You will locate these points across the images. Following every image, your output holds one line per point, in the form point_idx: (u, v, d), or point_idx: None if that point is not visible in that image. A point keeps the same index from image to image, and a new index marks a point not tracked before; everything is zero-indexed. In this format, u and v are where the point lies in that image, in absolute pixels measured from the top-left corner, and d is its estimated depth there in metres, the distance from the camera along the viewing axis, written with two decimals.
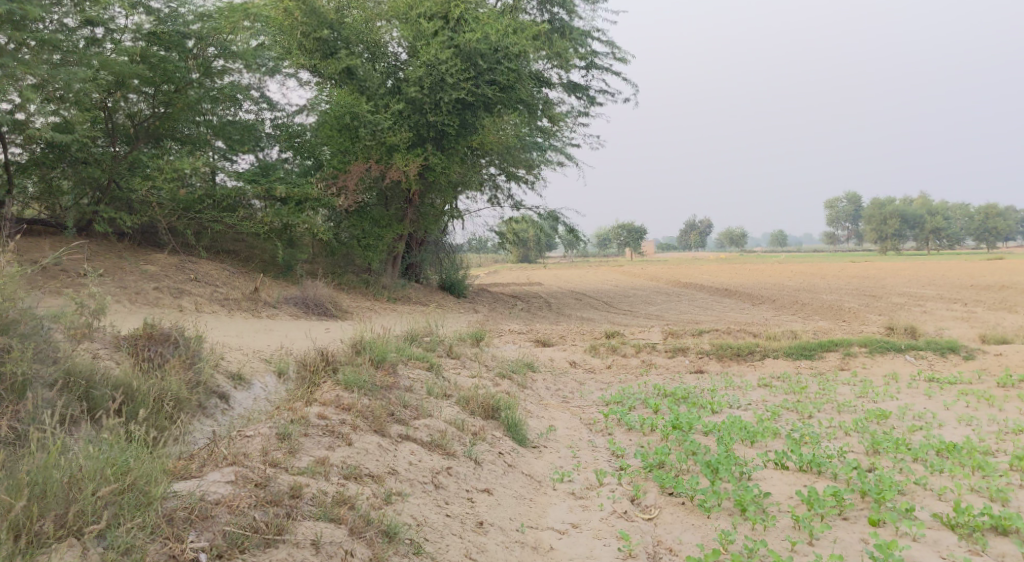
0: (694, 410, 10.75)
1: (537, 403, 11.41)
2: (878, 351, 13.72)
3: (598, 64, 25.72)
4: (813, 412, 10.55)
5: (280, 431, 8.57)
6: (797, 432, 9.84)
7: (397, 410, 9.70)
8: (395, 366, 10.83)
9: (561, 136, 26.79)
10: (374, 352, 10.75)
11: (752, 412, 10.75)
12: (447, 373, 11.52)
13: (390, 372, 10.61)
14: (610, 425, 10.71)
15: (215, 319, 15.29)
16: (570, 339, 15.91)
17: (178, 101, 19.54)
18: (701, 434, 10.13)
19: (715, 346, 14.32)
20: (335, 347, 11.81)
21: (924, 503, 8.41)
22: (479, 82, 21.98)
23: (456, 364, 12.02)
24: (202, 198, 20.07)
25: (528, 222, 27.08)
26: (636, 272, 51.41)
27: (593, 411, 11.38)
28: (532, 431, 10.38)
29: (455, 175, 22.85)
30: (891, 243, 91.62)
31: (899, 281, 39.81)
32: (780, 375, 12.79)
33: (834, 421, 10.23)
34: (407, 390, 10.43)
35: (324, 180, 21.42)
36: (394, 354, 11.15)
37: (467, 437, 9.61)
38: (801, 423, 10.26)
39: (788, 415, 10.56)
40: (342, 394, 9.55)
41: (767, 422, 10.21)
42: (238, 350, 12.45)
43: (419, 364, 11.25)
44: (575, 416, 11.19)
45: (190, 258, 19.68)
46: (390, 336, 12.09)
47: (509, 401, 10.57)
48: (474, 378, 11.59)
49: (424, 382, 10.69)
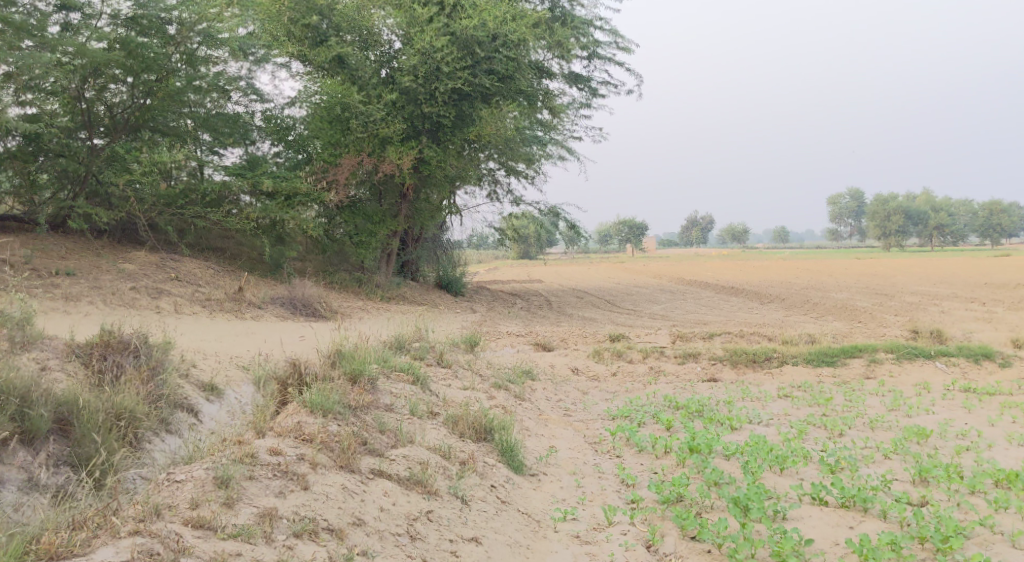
0: (713, 428, 9.77)
1: (536, 419, 10.42)
2: (906, 358, 12.72)
3: (601, 54, 24.70)
4: (844, 429, 9.56)
5: (220, 474, 7.55)
6: (834, 455, 8.84)
7: (371, 438, 8.71)
8: (376, 380, 9.83)
9: (562, 129, 25.78)
10: (351, 366, 9.75)
11: (773, 429, 9.77)
12: (436, 385, 10.52)
13: (369, 389, 9.61)
14: (618, 446, 9.72)
15: (191, 322, 14.31)
16: (573, 342, 14.92)
17: (159, 92, 18.50)
18: (723, 459, 9.13)
19: (729, 351, 13.31)
20: (315, 356, 10.84)
21: (996, 551, 7.41)
22: (476, 71, 20.95)
23: (447, 373, 11.04)
24: (184, 194, 19.10)
25: (529, 217, 26.10)
26: (639, 269, 50.33)
27: (600, 427, 10.38)
28: (530, 455, 9.38)
29: (451, 169, 21.85)
30: (895, 239, 90.43)
31: (909, 278, 38.73)
32: (800, 385, 11.77)
33: (869, 441, 9.24)
34: (387, 411, 9.44)
35: (314, 174, 20.42)
36: (374, 366, 10.16)
37: (451, 469, 8.63)
38: (832, 442, 9.28)
39: (816, 433, 9.57)
40: (305, 422, 8.55)
41: (794, 442, 9.22)
42: (213, 357, 11.51)
43: (403, 377, 10.25)
44: (579, 433, 10.19)
45: (172, 255, 18.69)
46: (374, 344, 11.10)
47: (504, 421, 9.57)
48: (466, 391, 10.60)
49: (407, 400, 9.69)
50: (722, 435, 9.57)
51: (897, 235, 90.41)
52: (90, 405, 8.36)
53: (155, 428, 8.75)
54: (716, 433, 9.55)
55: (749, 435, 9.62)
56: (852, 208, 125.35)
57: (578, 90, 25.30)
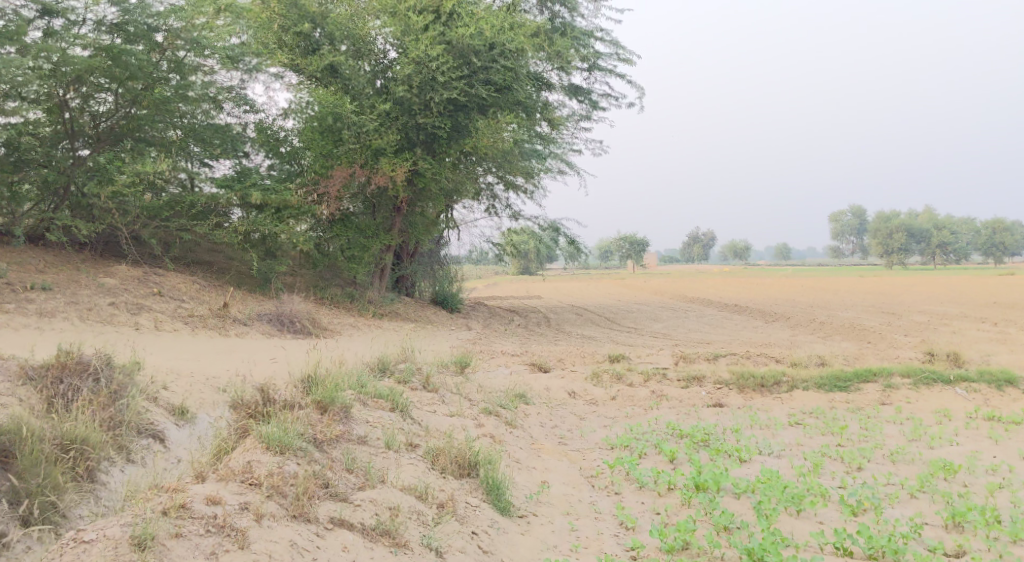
0: (720, 461, 9.07)
1: (527, 449, 9.71)
2: (923, 383, 12.02)
3: (601, 65, 24.10)
4: (863, 463, 8.86)
5: (137, 532, 6.83)
6: (857, 495, 8.13)
7: (335, 479, 8.02)
8: (350, 409, 9.13)
9: (562, 142, 25.14)
10: (321, 394, 9.06)
11: (785, 463, 9.07)
12: (419, 412, 9.82)
13: (340, 420, 8.93)
14: (617, 482, 9.02)
15: (170, 341, 13.63)
16: (571, 362, 14.21)
17: (145, 100, 17.69)
18: (733, 499, 8.43)
19: (735, 374, 12.58)
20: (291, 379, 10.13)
21: None
22: (472, 81, 20.32)
23: (433, 398, 10.34)
24: (169, 204, 18.43)
25: (528, 233, 25.44)
26: (640, 285, 49.70)
27: (597, 459, 9.67)
28: (519, 493, 8.67)
29: (447, 182, 21.22)
30: (897, 257, 89.81)
31: (914, 297, 38.10)
32: (811, 411, 11.07)
33: (892, 478, 8.54)
34: (360, 444, 8.74)
35: (304, 186, 19.78)
36: (347, 394, 9.46)
37: (426, 514, 7.92)
38: (851, 479, 8.57)
39: (833, 467, 8.86)
40: (256, 464, 7.85)
41: (810, 478, 8.52)
42: (188, 377, 10.84)
43: (380, 405, 9.56)
44: (574, 465, 9.48)
45: (156, 269, 17.98)
46: (352, 368, 10.40)
47: (490, 455, 8.87)
48: (451, 418, 9.89)
49: (384, 431, 9.02)
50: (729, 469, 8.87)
51: (900, 252, 89.71)
52: (35, 433, 7.76)
53: (113, 456, 8.13)
54: (724, 469, 8.85)
55: (758, 470, 8.92)
56: (854, 226, 124.76)
57: (578, 103, 24.68)
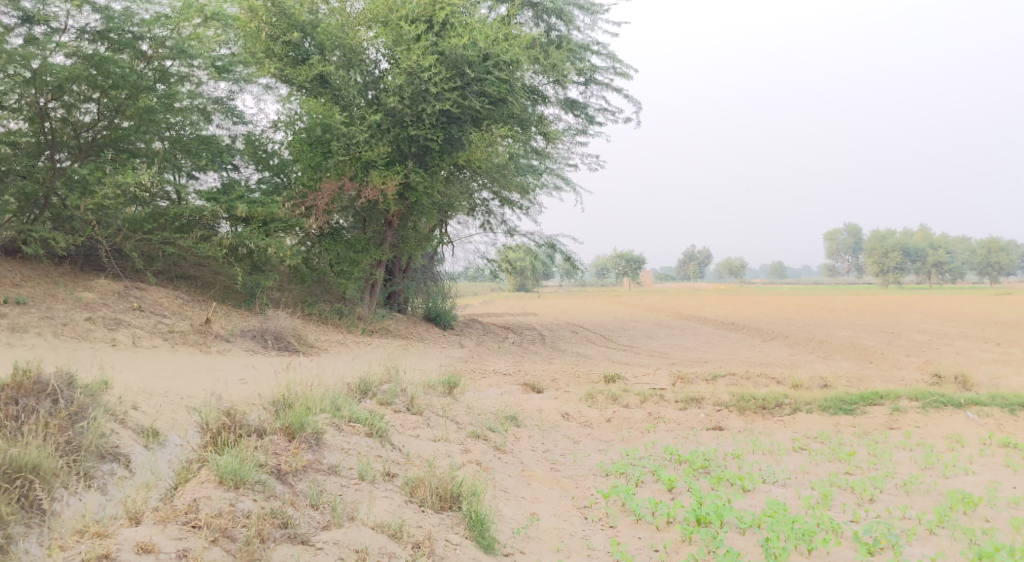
0: (723, 492, 8.54)
1: (517, 476, 9.17)
2: (933, 407, 11.51)
3: (598, 79, 23.67)
4: (876, 494, 8.33)
5: None
6: (874, 532, 7.59)
7: (297, 517, 7.61)
8: (322, 435, 8.65)
9: (557, 157, 24.67)
10: (289, 419, 8.57)
11: (792, 493, 8.53)
12: (400, 437, 9.29)
13: (309, 449, 8.45)
14: (613, 513, 8.48)
15: (147, 360, 13.13)
16: (564, 382, 13.67)
17: (129, 110, 17.00)
18: (739, 535, 7.90)
19: (736, 396, 12.06)
20: (265, 400, 9.60)
21: None
22: (466, 93, 19.86)
23: (417, 421, 9.80)
24: (151, 217, 17.73)
25: (523, 249, 24.92)
26: (636, 302, 49.33)
27: (590, 486, 9.14)
28: (506, 527, 8.14)
29: (439, 196, 20.69)
30: (892, 276, 89.43)
31: (913, 317, 37.59)
32: (816, 436, 10.54)
33: (908, 511, 8.02)
34: (331, 474, 8.29)
35: (292, 200, 19.28)
36: (320, 418, 8.97)
37: (398, 556, 7.46)
38: (864, 512, 8.04)
39: (843, 497, 8.33)
40: (206, 501, 7.51)
41: (820, 512, 7.99)
42: (160, 397, 10.37)
43: (357, 430, 9.05)
44: (566, 494, 8.94)
45: (137, 283, 17.41)
46: (331, 389, 9.88)
47: (475, 487, 8.38)
48: (434, 443, 9.38)
49: (359, 459, 8.54)
50: (732, 501, 8.34)
51: (896, 271, 89.37)
52: None
53: (69, 482, 7.74)
54: (727, 500, 8.31)
55: (764, 502, 8.38)
56: (849, 245, 124.53)
57: (574, 117, 24.23)
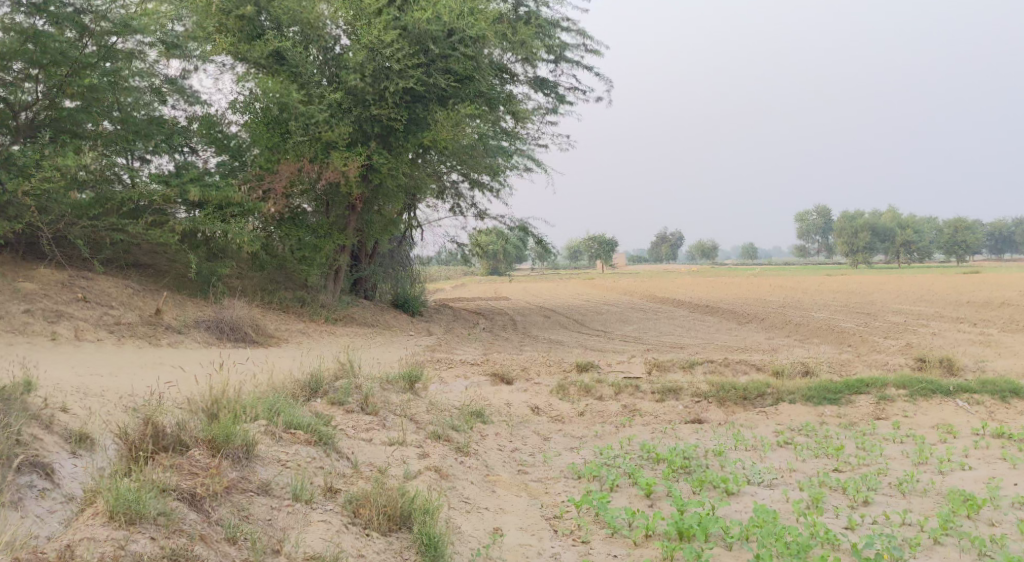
0: (705, 498, 7.91)
1: (480, 484, 8.52)
2: (921, 394, 10.93)
3: (568, 57, 22.87)
4: (870, 496, 7.74)
5: None
6: (875, 543, 6.99)
7: (209, 555, 6.87)
8: (253, 447, 8.00)
9: (527, 137, 23.88)
10: (212, 432, 7.90)
11: (779, 497, 7.92)
12: (351, 446, 8.64)
13: (235, 465, 7.79)
14: (586, 525, 7.83)
15: (89, 357, 12.40)
16: (534, 371, 12.99)
17: (70, 87, 16.10)
18: (725, 550, 7.28)
19: (715, 385, 11.42)
20: (203, 399, 8.94)
21: None
22: (430, 70, 19.04)
23: (372, 422, 9.18)
24: (98, 202, 16.71)
25: (493, 232, 24.15)
26: (609, 286, 48.84)
27: (561, 493, 8.49)
28: (462, 548, 7.50)
29: (405, 178, 19.80)
30: (863, 256, 89.54)
31: (887, 297, 37.35)
32: (800, 429, 9.95)
33: (908, 516, 7.43)
34: (262, 494, 7.64)
35: (248, 182, 18.38)
36: (252, 427, 8.30)
37: None
38: (859, 518, 7.45)
39: (835, 501, 7.74)
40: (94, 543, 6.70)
41: (813, 519, 7.38)
42: (97, 401, 9.66)
43: (299, 438, 8.45)
44: (535, 502, 8.32)
45: (84, 272, 16.51)
46: (274, 390, 9.22)
47: (429, 504, 7.75)
48: (389, 449, 8.74)
49: (295, 476, 7.89)
50: (717, 508, 7.72)
51: (866, 251, 89.61)
52: None
53: None
54: (710, 507, 7.69)
55: (752, 510, 7.75)
56: (820, 226, 124.88)
57: (544, 96, 23.45)
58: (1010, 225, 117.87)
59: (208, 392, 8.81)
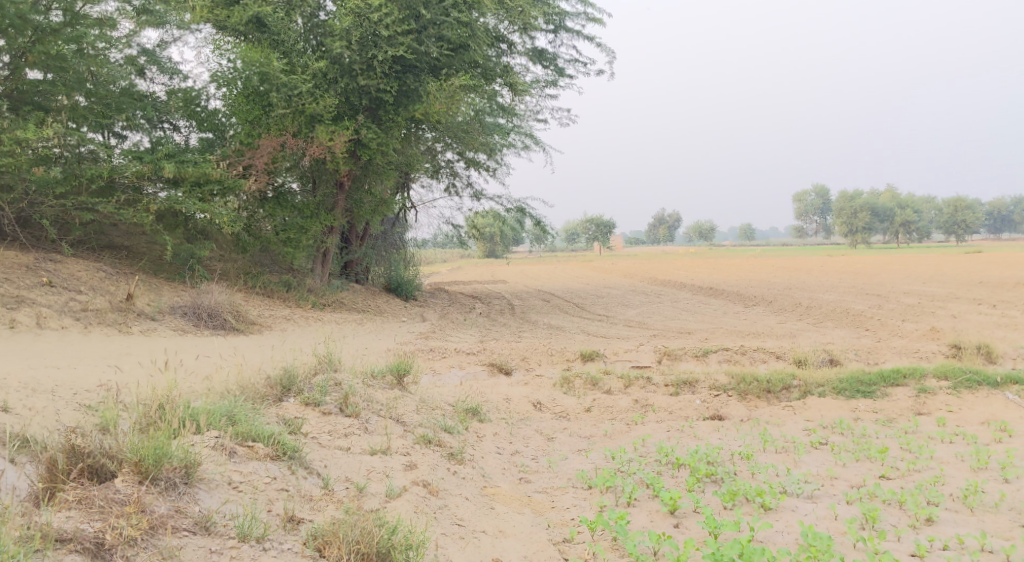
0: (742, 517, 7.05)
1: (477, 499, 7.66)
2: (966, 387, 9.89)
3: (568, 26, 21.69)
4: (936, 513, 6.97)
5: None
6: None
7: None
8: (193, 469, 7.00)
9: (525, 113, 22.70)
10: (140, 453, 6.88)
11: (824, 515, 7.10)
12: (325, 460, 7.68)
13: (168, 496, 6.79)
14: (603, 550, 6.98)
15: (50, 346, 11.38)
16: (535, 361, 11.94)
17: (32, 55, 15.06)
18: None
19: (735, 377, 10.39)
20: (153, 397, 7.88)
21: None
22: (421, 37, 17.87)
23: (352, 429, 8.21)
24: (66, 179, 15.63)
25: (491, 213, 22.99)
26: (607, 267, 47.56)
27: (571, 509, 7.63)
28: None
29: (395, 155, 18.63)
30: (863, 236, 88.08)
31: (895, 276, 36.18)
32: (833, 426, 8.94)
33: (984, 539, 6.66)
34: (199, 530, 6.64)
35: (226, 158, 17.23)
36: (196, 442, 7.29)
37: None
38: (927, 543, 6.68)
39: (893, 519, 6.97)
40: None
41: (875, 546, 6.52)
42: (45, 397, 8.66)
43: (258, 452, 7.46)
44: (540, 521, 7.47)
45: (51, 254, 15.43)
46: (238, 393, 8.31)
47: (420, 537, 6.86)
48: (370, 461, 7.80)
49: (241, 506, 6.90)
50: (758, 530, 6.84)
51: (865, 231, 88.30)
52: None
53: None
54: (750, 530, 6.80)
55: (799, 532, 6.89)
56: (818, 207, 123.62)
57: (542, 68, 22.28)
58: (1009, 205, 116.76)
59: (155, 393, 7.84)
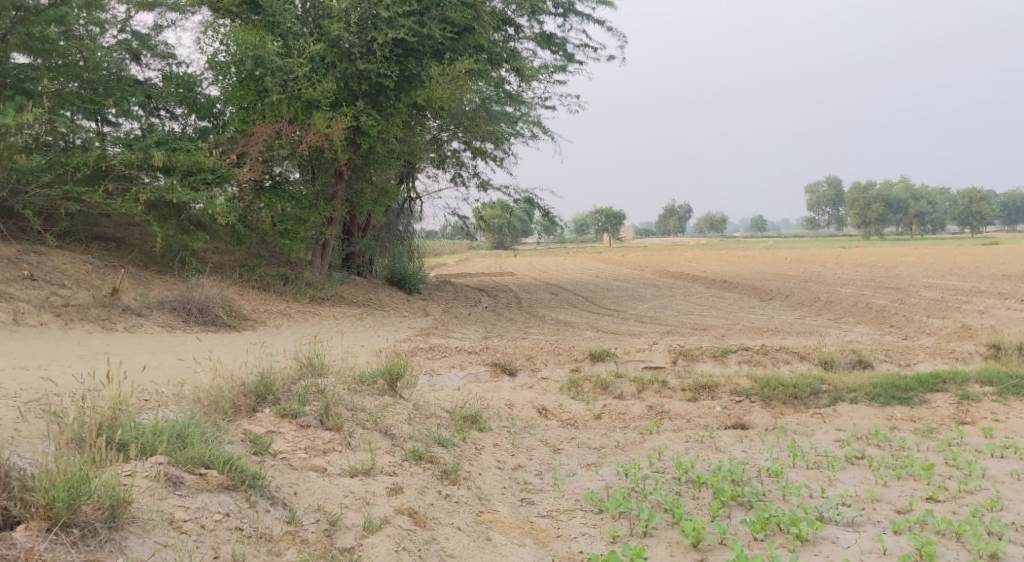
0: (776, 552, 6.36)
1: (470, 529, 6.96)
2: (1012, 393, 9.09)
3: (578, 9, 20.84)
4: (1000, 549, 6.28)
5: None
6: None
7: None
8: (119, 509, 6.30)
9: (533, 101, 21.85)
10: (50, 496, 6.17)
11: (870, 549, 6.40)
12: (302, 490, 7.00)
13: (82, 546, 6.10)
14: None
15: (22, 344, 10.66)
16: (540, 360, 11.16)
17: (16, 38, 14.31)
18: None
19: (757, 380, 9.61)
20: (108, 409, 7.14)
21: None
22: (424, 19, 17.07)
23: (336, 448, 7.52)
24: (52, 167, 14.87)
25: (498, 203, 22.14)
26: (618, 259, 46.71)
27: (579, 539, 6.92)
28: None
29: (397, 143, 17.78)
30: (874, 228, 86.32)
31: (911, 269, 35.25)
32: (868, 436, 8.19)
33: None
34: None
35: (220, 146, 16.45)
36: (128, 473, 6.58)
37: None
38: None
39: (951, 555, 6.30)
40: None
41: None
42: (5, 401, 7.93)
43: (220, 481, 6.75)
44: (542, 554, 6.77)
45: (36, 246, 14.68)
46: (205, 405, 7.62)
47: None
48: (352, 487, 7.12)
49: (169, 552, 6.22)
50: None
51: (877, 223, 86.54)
52: None
53: None
54: None
55: None
56: (830, 198, 122.39)
57: (551, 53, 21.44)
58: None
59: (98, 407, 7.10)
